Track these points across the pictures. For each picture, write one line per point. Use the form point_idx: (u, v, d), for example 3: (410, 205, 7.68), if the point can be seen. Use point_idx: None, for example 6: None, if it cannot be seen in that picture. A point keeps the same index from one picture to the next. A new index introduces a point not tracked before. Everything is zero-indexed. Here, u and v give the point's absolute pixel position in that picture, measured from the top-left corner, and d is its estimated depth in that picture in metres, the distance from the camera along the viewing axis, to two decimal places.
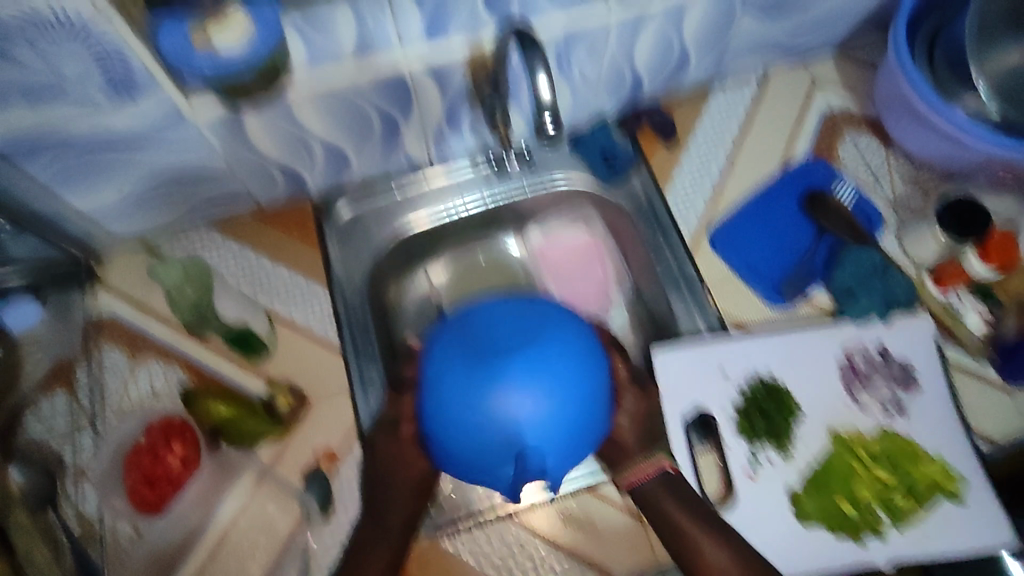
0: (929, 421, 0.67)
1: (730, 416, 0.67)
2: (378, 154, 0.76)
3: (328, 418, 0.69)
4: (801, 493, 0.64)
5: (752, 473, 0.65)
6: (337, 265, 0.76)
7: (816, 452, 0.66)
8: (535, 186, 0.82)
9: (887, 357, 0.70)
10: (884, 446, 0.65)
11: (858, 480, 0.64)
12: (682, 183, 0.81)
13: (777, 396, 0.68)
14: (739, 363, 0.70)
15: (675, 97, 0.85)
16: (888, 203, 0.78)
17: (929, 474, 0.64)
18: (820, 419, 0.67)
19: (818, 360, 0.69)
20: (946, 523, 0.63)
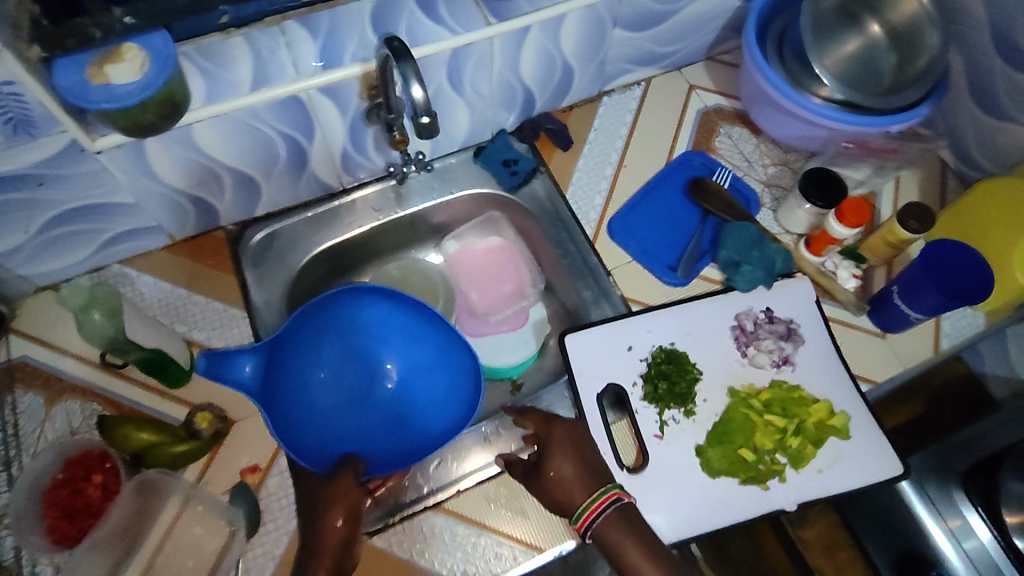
0: (814, 370, 0.73)
1: (637, 384, 0.72)
2: (287, 177, 0.79)
3: (250, 435, 0.69)
4: (707, 447, 0.69)
5: (660, 435, 0.70)
6: (254, 289, 0.79)
7: (715, 407, 0.71)
8: (445, 197, 0.87)
9: (772, 317, 0.76)
10: (777, 395, 0.71)
11: (754, 428, 0.69)
12: (580, 182, 0.87)
13: (676, 360, 0.73)
14: (642, 337, 0.74)
15: (568, 107, 0.92)
16: (762, 183, 0.87)
17: (817, 414, 0.70)
18: (717, 377, 0.72)
19: (712, 326, 0.75)
20: (838, 459, 0.70)
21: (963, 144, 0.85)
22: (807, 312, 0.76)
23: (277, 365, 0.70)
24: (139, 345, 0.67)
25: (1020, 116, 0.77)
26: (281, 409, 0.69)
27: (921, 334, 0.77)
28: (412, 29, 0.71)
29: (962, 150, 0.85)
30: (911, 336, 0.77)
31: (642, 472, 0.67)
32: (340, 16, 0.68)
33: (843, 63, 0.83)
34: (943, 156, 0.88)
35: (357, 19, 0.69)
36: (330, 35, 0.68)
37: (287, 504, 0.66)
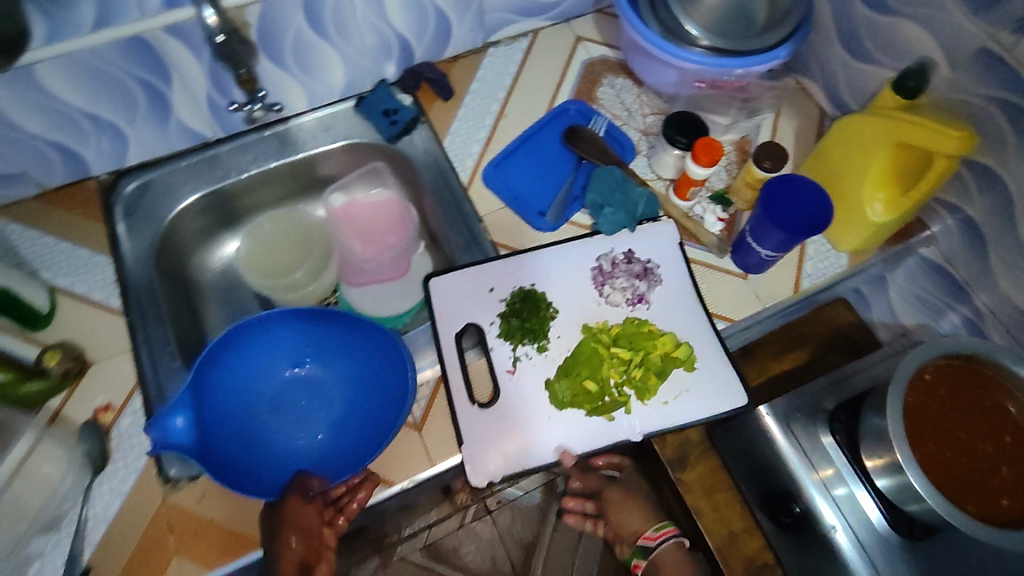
0: (668, 307, 0.75)
1: (493, 324, 0.73)
2: (153, 127, 0.79)
3: (107, 374, 0.71)
4: (555, 381, 0.70)
5: (511, 369, 0.71)
6: (123, 237, 0.78)
7: (568, 343, 0.72)
8: (325, 146, 0.87)
9: (632, 258, 0.77)
10: (626, 330, 0.72)
11: (602, 362, 0.71)
12: (458, 131, 0.87)
13: (532, 300, 0.74)
14: (502, 277, 0.76)
15: (452, 58, 0.92)
16: (640, 131, 0.87)
17: (664, 347, 0.72)
18: (573, 315, 0.74)
19: (573, 267, 0.76)
20: (686, 391, 0.70)
21: (834, 88, 0.85)
22: (667, 251, 0.78)
23: (245, 409, 0.74)
24: None
25: (882, 57, 0.77)
26: (224, 460, 0.67)
27: (780, 275, 0.79)
28: None
29: (834, 94, 0.86)
30: (770, 277, 0.79)
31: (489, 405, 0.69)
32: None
33: (712, 14, 0.80)
34: (819, 101, 0.88)
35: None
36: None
37: (139, 441, 0.67)
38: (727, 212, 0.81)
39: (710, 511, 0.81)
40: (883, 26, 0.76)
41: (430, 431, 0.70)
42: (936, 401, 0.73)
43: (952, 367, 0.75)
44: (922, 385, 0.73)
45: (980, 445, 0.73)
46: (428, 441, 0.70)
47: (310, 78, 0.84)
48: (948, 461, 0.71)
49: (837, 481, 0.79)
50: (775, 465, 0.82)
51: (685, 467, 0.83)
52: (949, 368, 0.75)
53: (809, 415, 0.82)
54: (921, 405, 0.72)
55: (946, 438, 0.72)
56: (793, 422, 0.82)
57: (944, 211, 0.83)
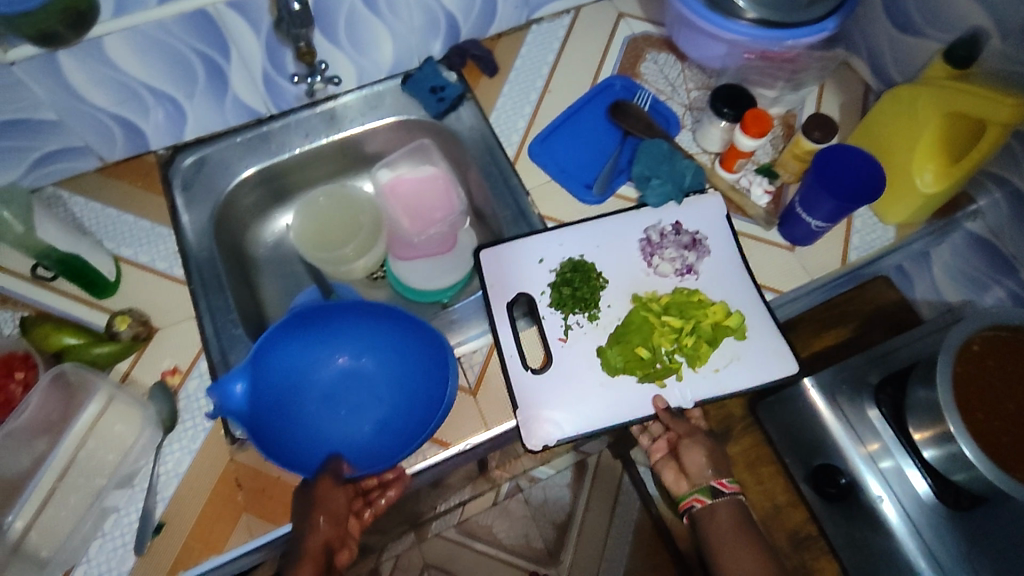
0: (716, 277, 0.75)
1: (544, 294, 0.74)
2: (210, 102, 0.81)
3: (172, 339, 0.73)
4: (606, 348, 0.71)
5: (563, 338, 0.72)
6: (183, 209, 0.81)
7: (617, 313, 0.73)
8: (374, 122, 0.89)
9: (679, 229, 0.78)
10: (676, 299, 0.73)
11: (652, 330, 0.70)
12: (504, 107, 0.89)
13: (581, 270, 0.75)
14: (549, 250, 0.77)
15: (496, 36, 0.93)
16: (685, 106, 0.88)
17: (715, 315, 0.72)
18: (622, 285, 0.74)
19: (621, 239, 0.77)
20: (737, 359, 0.71)
21: (880, 62, 0.85)
22: (714, 224, 0.78)
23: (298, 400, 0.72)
24: (52, 246, 0.68)
25: (931, 29, 0.77)
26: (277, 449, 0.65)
27: (828, 247, 0.79)
28: None
29: (879, 67, 0.86)
30: (818, 249, 0.79)
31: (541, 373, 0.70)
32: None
33: None
34: (864, 76, 0.88)
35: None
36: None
37: (205, 403, 0.70)
38: (773, 185, 0.82)
39: (755, 485, 0.80)
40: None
41: (484, 396, 0.72)
42: (983, 371, 0.73)
43: (999, 338, 0.74)
44: (970, 355, 0.73)
45: None
46: (482, 405, 0.72)
47: (361, 55, 0.86)
48: (995, 431, 0.71)
49: (884, 455, 0.80)
50: (822, 439, 0.82)
51: (730, 440, 0.82)
52: (996, 340, 0.74)
53: (854, 388, 0.82)
54: (968, 374, 0.72)
55: (994, 408, 0.72)
56: (838, 396, 0.83)
57: (991, 185, 0.83)
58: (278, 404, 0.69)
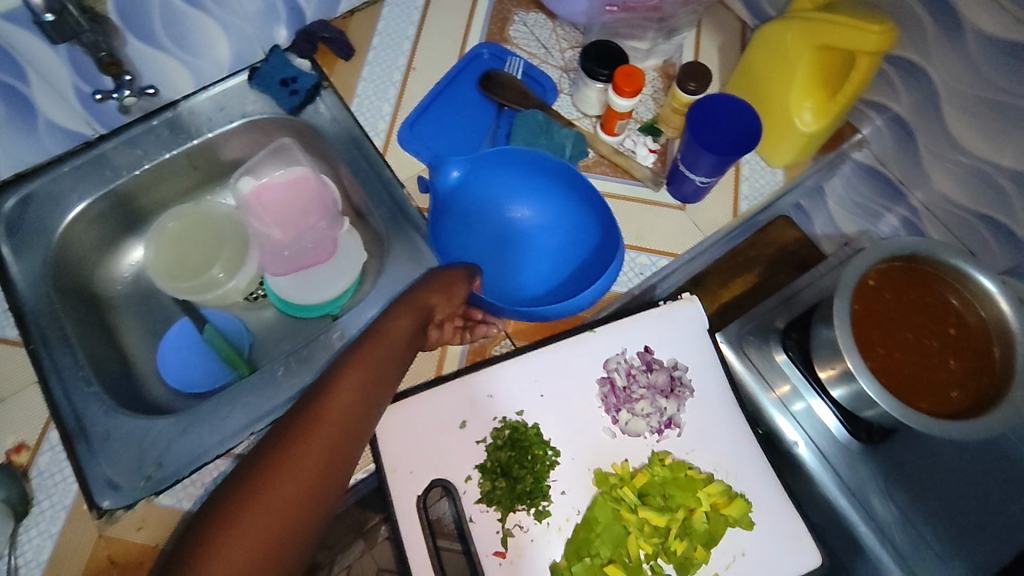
0: (707, 443, 0.67)
1: (470, 480, 0.64)
2: (19, 133, 0.71)
3: (16, 412, 0.65)
4: (564, 564, 0.61)
5: (502, 549, 0.62)
6: (11, 261, 0.71)
7: (581, 503, 0.64)
8: (224, 128, 0.80)
9: (649, 362, 0.69)
10: (656, 478, 0.65)
11: (625, 530, 0.63)
12: (366, 93, 0.81)
13: (520, 443, 0.65)
14: (479, 416, 0.66)
15: (347, 13, 0.84)
16: (561, 69, 0.82)
17: (709, 500, 0.64)
18: (580, 461, 0.65)
19: (565, 384, 0.68)
20: (740, 553, 0.64)
21: None
22: (694, 372, 0.69)
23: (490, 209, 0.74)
24: None
25: None
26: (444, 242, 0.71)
27: (719, 201, 0.76)
28: None
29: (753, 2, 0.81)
30: (708, 203, 0.76)
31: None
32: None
33: None
34: (739, 13, 0.84)
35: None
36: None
37: (62, 478, 0.62)
38: (658, 143, 0.78)
39: None
40: None
41: None
42: (879, 305, 0.72)
43: (893, 269, 0.73)
44: (865, 292, 0.72)
45: (925, 341, 0.72)
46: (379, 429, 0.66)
47: (191, 55, 0.76)
48: (894, 362, 0.71)
49: (794, 397, 0.79)
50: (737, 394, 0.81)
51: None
52: (891, 271, 0.73)
53: (762, 336, 0.82)
54: (864, 311, 0.71)
55: (892, 341, 0.71)
56: (746, 346, 0.82)
57: (873, 113, 0.80)
58: (491, 198, 0.74)
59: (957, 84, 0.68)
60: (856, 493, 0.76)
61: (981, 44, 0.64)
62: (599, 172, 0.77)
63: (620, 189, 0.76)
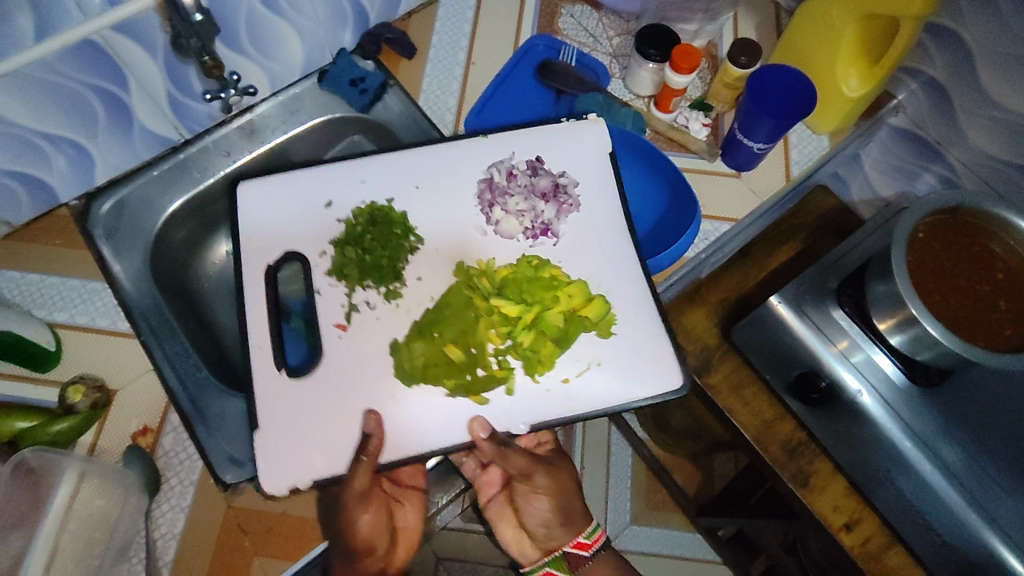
0: (582, 252, 0.68)
1: (323, 256, 0.69)
2: (116, 140, 0.75)
3: (135, 399, 0.68)
4: (404, 341, 0.65)
5: (342, 324, 0.66)
6: (114, 261, 0.75)
7: (438, 291, 0.67)
8: (297, 127, 0.85)
9: (537, 168, 0.72)
10: (522, 274, 0.66)
11: (474, 315, 0.65)
12: (430, 88, 0.86)
13: (381, 219, 0.69)
14: (343, 190, 0.71)
15: (406, 15, 0.89)
16: (610, 55, 0.87)
17: (570, 303, 0.65)
18: (444, 253, 0.68)
19: (452, 185, 0.71)
20: (596, 363, 0.64)
21: None
22: (580, 187, 0.71)
23: None
24: None
25: None
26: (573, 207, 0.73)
27: (771, 167, 0.81)
28: None
29: None
30: (762, 171, 0.81)
31: (308, 372, 0.64)
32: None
33: None
34: None
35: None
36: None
37: (187, 456, 0.67)
38: (709, 118, 0.83)
39: (741, 406, 0.88)
40: None
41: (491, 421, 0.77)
42: (931, 255, 0.76)
43: (940, 221, 0.78)
44: (917, 243, 0.77)
45: (976, 286, 0.76)
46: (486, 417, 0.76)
47: (269, 60, 0.80)
48: (949, 307, 0.75)
49: (853, 348, 0.83)
50: (797, 351, 0.85)
51: (711, 370, 0.89)
52: (936, 224, 0.78)
53: (817, 296, 0.85)
54: (919, 260, 0.76)
55: (947, 286, 0.76)
56: (804, 305, 0.85)
57: (906, 78, 0.86)
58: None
59: (991, 45, 0.73)
60: (919, 435, 0.81)
61: (1017, 7, 0.69)
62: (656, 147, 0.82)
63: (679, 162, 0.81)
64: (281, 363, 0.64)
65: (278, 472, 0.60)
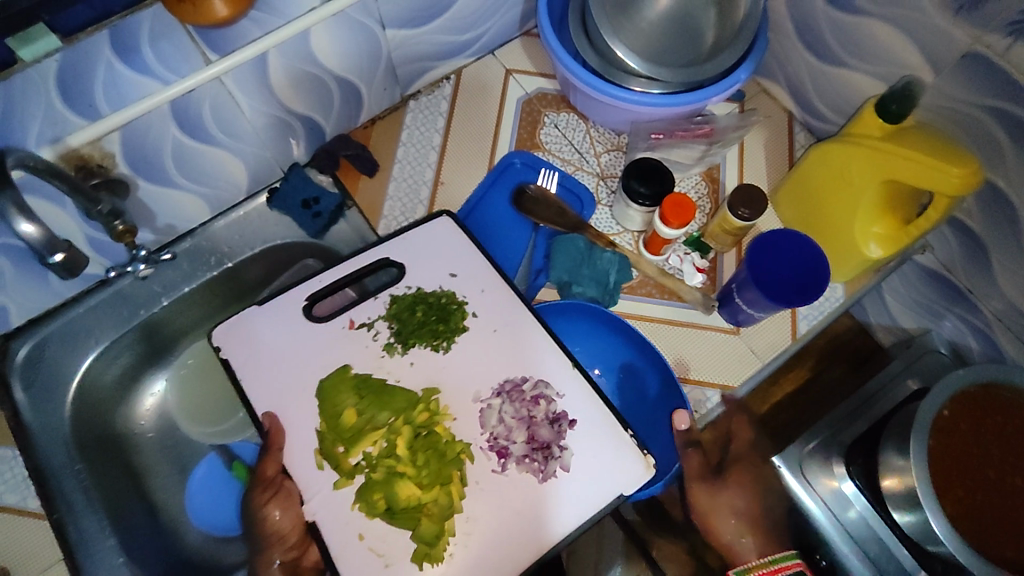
0: (498, 493, 0.52)
1: (405, 287, 0.60)
2: (31, 285, 0.66)
3: None
4: (338, 374, 0.56)
5: (354, 325, 0.58)
6: (28, 417, 0.67)
7: (406, 384, 0.55)
8: (244, 256, 0.75)
9: (560, 418, 0.54)
10: (436, 451, 0.53)
11: (371, 436, 0.53)
12: (392, 212, 0.76)
13: (446, 320, 0.58)
14: (474, 274, 0.60)
15: (368, 122, 0.80)
16: (597, 176, 0.78)
17: (428, 527, 0.51)
18: (425, 377, 0.56)
19: (501, 360, 0.56)
20: (384, 563, 0.50)
21: (802, 92, 0.76)
22: (559, 481, 0.52)
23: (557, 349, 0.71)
24: None
25: (852, 59, 0.67)
26: None
27: (775, 326, 0.72)
28: (109, 85, 0.55)
29: (803, 98, 0.76)
30: (764, 329, 0.72)
31: (316, 321, 0.58)
32: (19, 88, 0.50)
33: (644, 48, 0.69)
34: (786, 106, 0.79)
35: (42, 83, 0.51)
36: (5, 118, 0.51)
37: None
38: (706, 259, 0.74)
39: None
40: (850, 27, 0.65)
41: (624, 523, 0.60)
42: (957, 438, 0.62)
43: (970, 396, 0.63)
44: (941, 425, 0.62)
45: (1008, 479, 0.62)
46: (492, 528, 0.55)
47: (204, 185, 0.71)
48: (976, 508, 0.61)
49: (841, 504, 0.70)
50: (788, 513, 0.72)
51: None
52: (969, 399, 0.63)
53: (824, 450, 0.72)
54: (942, 448, 0.62)
55: (973, 480, 0.62)
56: (806, 464, 0.72)
57: None
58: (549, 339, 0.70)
59: None
60: None
61: None
62: (643, 294, 0.73)
63: (664, 312, 0.72)
64: (309, 296, 0.59)
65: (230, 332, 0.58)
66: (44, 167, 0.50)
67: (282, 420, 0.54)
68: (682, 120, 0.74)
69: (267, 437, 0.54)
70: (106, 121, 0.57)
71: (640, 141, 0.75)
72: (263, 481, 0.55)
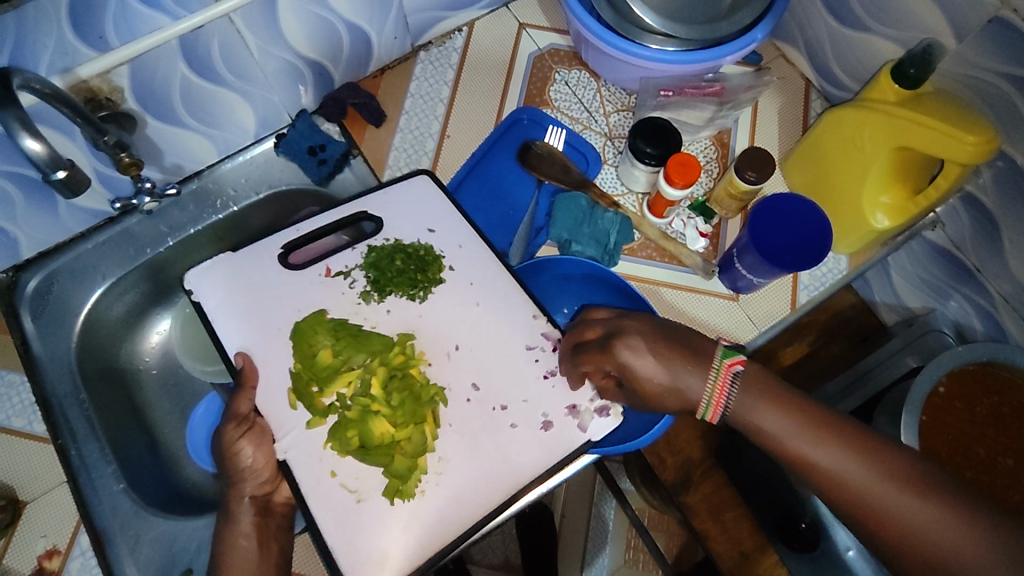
0: (471, 435, 0.53)
1: (383, 239, 0.60)
2: (41, 217, 0.67)
3: (47, 512, 0.66)
4: (319, 317, 0.56)
5: (330, 273, 0.58)
6: (37, 347, 0.69)
7: (381, 329, 0.56)
8: (251, 199, 0.76)
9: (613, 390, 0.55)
10: (408, 395, 0.53)
11: (345, 378, 0.54)
12: (397, 163, 0.76)
13: (424, 270, 0.59)
14: (448, 229, 0.61)
15: (377, 72, 0.79)
16: (604, 136, 0.77)
17: (405, 463, 0.52)
18: (423, 323, 0.57)
19: (501, 317, 0.57)
20: (356, 498, 0.51)
21: (820, 57, 0.74)
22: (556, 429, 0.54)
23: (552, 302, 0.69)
24: None
25: (876, 25, 0.65)
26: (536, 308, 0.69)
27: (774, 294, 0.73)
28: (117, 17, 0.55)
29: (821, 64, 0.74)
30: (762, 297, 0.73)
31: (290, 268, 0.58)
32: (30, 17, 0.50)
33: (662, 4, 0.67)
34: (803, 71, 0.77)
35: (52, 11, 0.51)
36: (15, 47, 0.52)
37: None
38: (710, 225, 0.73)
39: (719, 534, 0.69)
40: None
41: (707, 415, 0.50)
42: (951, 415, 0.61)
43: (967, 373, 0.62)
44: (935, 401, 0.62)
45: (999, 459, 0.61)
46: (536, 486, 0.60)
47: (213, 128, 0.71)
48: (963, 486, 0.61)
49: None
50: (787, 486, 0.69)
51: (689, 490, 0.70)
52: (965, 377, 0.62)
53: None
54: (934, 425, 0.61)
55: (963, 457, 0.61)
56: None
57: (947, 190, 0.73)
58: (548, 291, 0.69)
59: None
60: None
61: None
62: (644, 256, 0.73)
63: (661, 274, 0.72)
64: (286, 244, 0.60)
65: (205, 273, 0.58)
66: (53, 92, 0.50)
67: (255, 361, 0.55)
68: (692, 78, 0.74)
69: (241, 375, 0.54)
70: (114, 54, 0.57)
71: (649, 99, 0.74)
72: (234, 418, 0.53)
